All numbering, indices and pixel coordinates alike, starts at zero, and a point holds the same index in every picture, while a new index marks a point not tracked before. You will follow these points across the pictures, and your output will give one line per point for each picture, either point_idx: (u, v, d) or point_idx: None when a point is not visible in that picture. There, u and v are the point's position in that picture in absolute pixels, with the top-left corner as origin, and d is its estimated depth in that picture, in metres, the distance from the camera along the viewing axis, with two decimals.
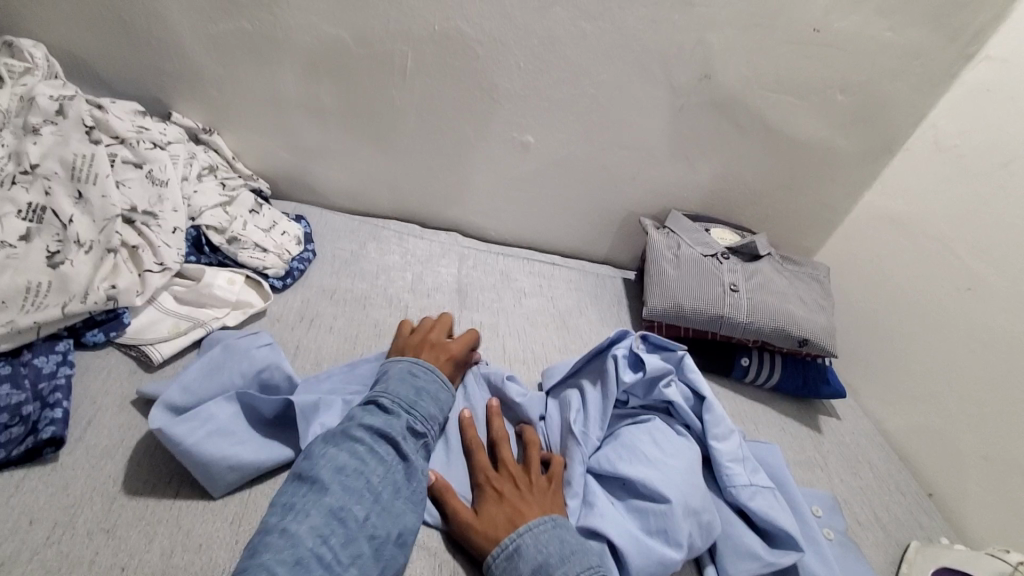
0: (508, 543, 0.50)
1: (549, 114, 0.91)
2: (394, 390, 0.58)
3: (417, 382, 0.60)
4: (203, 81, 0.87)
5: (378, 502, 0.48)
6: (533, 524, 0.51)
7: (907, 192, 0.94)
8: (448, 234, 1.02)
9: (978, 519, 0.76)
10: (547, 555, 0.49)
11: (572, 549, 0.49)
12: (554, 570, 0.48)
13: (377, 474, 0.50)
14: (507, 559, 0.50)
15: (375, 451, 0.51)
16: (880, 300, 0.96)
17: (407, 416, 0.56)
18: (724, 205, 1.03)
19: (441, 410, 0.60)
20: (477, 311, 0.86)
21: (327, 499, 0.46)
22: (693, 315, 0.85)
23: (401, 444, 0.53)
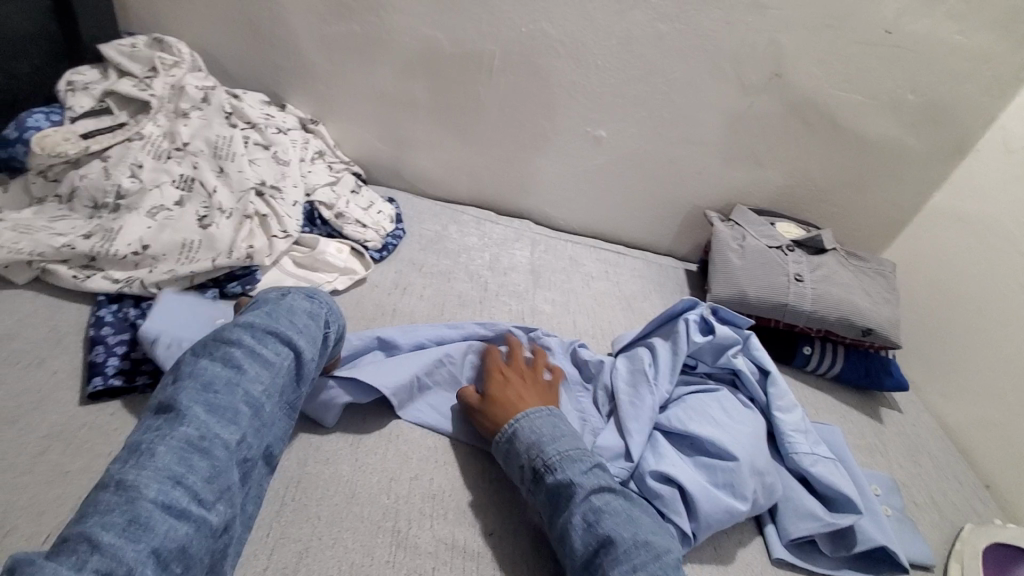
0: (507, 425, 0.59)
1: (621, 111, 0.97)
2: (288, 296, 0.56)
3: (302, 286, 0.59)
4: (312, 76, 0.97)
5: (256, 416, 0.47)
6: (530, 412, 0.59)
7: (978, 192, 0.94)
8: (521, 221, 1.10)
9: None
10: (540, 434, 0.57)
11: (562, 433, 0.58)
12: (545, 447, 0.56)
13: (256, 385, 0.48)
14: (508, 441, 0.58)
15: (255, 369, 0.48)
16: (947, 299, 0.97)
17: (295, 319, 0.54)
18: (788, 201, 1.06)
19: (329, 310, 0.58)
20: (550, 290, 0.93)
21: (188, 427, 0.43)
22: (757, 302, 0.88)
23: (288, 349, 0.51)
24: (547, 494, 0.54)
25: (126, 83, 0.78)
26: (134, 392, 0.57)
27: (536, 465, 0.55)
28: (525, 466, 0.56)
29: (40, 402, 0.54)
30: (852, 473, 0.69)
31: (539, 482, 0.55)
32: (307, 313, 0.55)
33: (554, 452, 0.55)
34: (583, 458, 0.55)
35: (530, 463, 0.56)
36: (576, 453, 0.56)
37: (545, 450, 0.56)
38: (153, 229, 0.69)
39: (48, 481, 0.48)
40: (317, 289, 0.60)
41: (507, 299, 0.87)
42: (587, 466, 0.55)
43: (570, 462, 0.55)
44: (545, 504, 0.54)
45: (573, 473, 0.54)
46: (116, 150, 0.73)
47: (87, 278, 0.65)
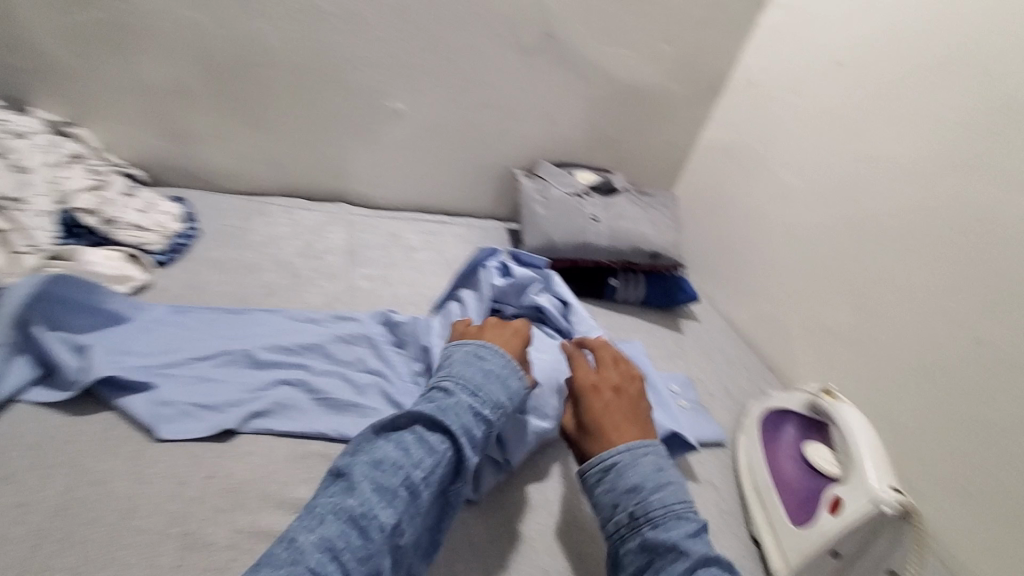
0: (606, 457, 0.55)
1: (413, 81, 0.98)
2: (458, 378, 0.54)
3: (486, 366, 0.56)
4: (54, 71, 0.86)
5: (422, 493, 0.47)
6: (639, 446, 0.56)
7: (732, 124, 1.11)
8: (336, 204, 1.07)
9: (801, 370, 0.96)
10: (644, 479, 0.53)
11: (667, 478, 0.54)
12: (647, 496, 0.52)
13: (418, 471, 0.47)
14: (603, 471, 0.55)
15: (419, 454, 0.48)
16: (723, 218, 1.13)
17: (480, 404, 0.53)
18: (586, 153, 1.15)
19: (503, 389, 0.56)
20: (368, 267, 0.92)
21: (351, 502, 0.45)
22: (564, 246, 0.95)
23: (449, 436, 0.50)
24: (643, 550, 0.50)
25: None
26: None
27: (635, 511, 0.51)
28: (619, 508, 0.52)
29: None
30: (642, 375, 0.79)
31: (634, 530, 0.51)
32: (471, 401, 0.53)
33: (651, 502, 0.51)
34: (684, 513, 0.51)
35: (625, 505, 0.52)
36: (683, 509, 0.52)
37: (646, 501, 0.52)
38: None
39: None
40: (513, 368, 0.58)
41: (320, 282, 0.85)
42: (692, 527, 0.51)
43: (677, 517, 0.51)
44: (636, 557, 0.50)
45: (679, 535, 0.49)
46: None
47: None
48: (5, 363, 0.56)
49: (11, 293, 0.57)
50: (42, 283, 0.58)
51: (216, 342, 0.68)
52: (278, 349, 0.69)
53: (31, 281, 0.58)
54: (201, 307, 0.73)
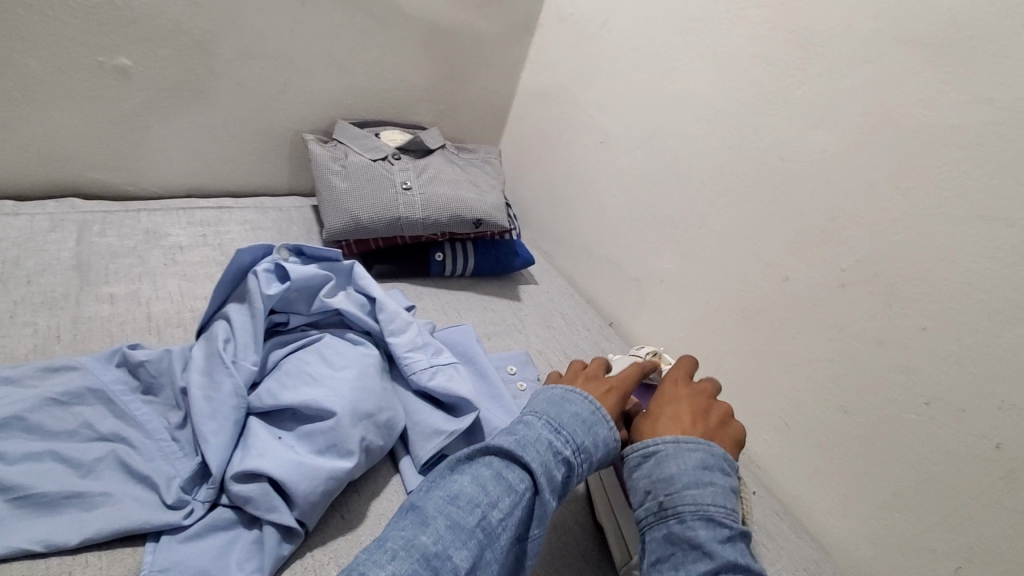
0: (647, 443, 0.47)
1: (132, 26, 0.73)
2: (542, 412, 0.48)
3: (574, 410, 0.49)
4: None
5: (485, 548, 0.39)
6: (682, 438, 0.47)
7: (550, 64, 1.01)
8: (62, 200, 0.80)
9: (637, 323, 0.93)
10: (682, 472, 0.44)
11: (705, 469, 0.44)
12: (675, 487, 0.44)
13: (495, 512, 0.41)
14: (643, 456, 0.47)
15: (496, 491, 0.41)
16: (551, 169, 1.05)
17: (554, 440, 0.45)
18: (394, 107, 0.99)
19: (600, 427, 0.49)
20: (109, 283, 0.70)
21: (424, 538, 0.38)
22: (372, 224, 0.81)
23: (530, 474, 0.43)
24: (665, 542, 0.42)
25: None
26: None
27: (661, 500, 0.43)
28: (650, 494, 0.44)
29: None
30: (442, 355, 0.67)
31: (663, 521, 0.43)
32: (582, 418, 0.48)
33: (683, 498, 0.43)
34: (711, 512, 0.42)
35: (657, 495, 0.44)
36: (716, 513, 0.42)
37: (675, 492, 0.43)
38: None
39: None
40: (602, 416, 0.49)
41: (30, 317, 0.63)
42: (725, 533, 0.41)
43: (710, 518, 0.42)
44: (660, 548, 0.42)
45: (706, 537, 0.41)
46: None
47: None
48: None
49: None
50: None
51: None
52: None
53: None
54: None
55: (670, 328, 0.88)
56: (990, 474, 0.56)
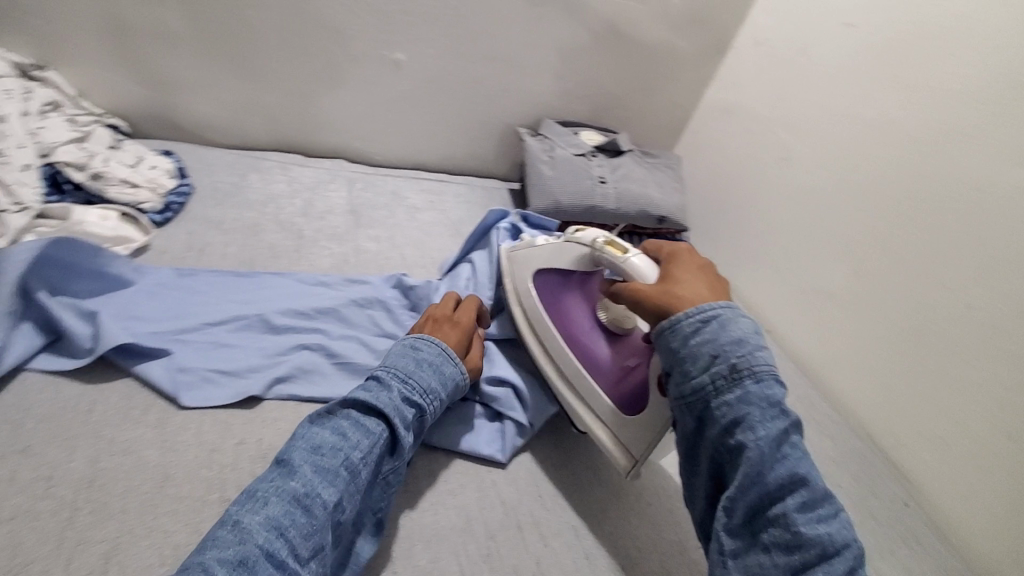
0: (707, 308, 0.52)
1: (415, 29, 0.92)
2: (392, 367, 0.55)
3: (421, 356, 0.57)
4: (17, 7, 0.77)
5: (352, 482, 0.47)
6: (722, 303, 0.53)
7: (738, 84, 1.09)
8: (334, 160, 1.03)
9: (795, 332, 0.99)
10: (745, 335, 0.50)
11: (761, 339, 0.51)
12: (738, 353, 0.49)
13: (358, 452, 0.48)
14: (703, 320, 0.51)
15: (358, 436, 0.49)
16: (723, 181, 1.13)
17: (400, 398, 0.53)
18: (589, 111, 1.13)
19: (444, 387, 0.57)
20: (372, 228, 0.90)
21: (294, 484, 0.44)
22: (570, 208, 0.94)
23: (378, 424, 0.50)
24: (734, 401, 0.48)
25: None
26: None
27: (735, 363, 0.49)
28: (720, 359, 0.49)
29: None
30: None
31: (735, 381, 0.48)
32: (398, 384, 0.53)
33: (754, 358, 0.49)
34: (771, 376, 0.49)
35: (727, 358, 0.49)
36: (777, 371, 0.49)
37: (747, 355, 0.49)
38: None
39: None
40: (447, 356, 0.59)
41: (327, 243, 0.83)
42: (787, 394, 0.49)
43: (774, 378, 0.49)
44: (733, 407, 0.48)
45: (777, 393, 0.48)
46: None
47: None
48: (12, 331, 0.53)
49: (15, 257, 0.53)
50: (46, 247, 0.55)
51: (228, 306, 0.65)
52: (293, 314, 0.67)
53: (32, 243, 0.54)
54: (203, 268, 0.70)
55: (830, 340, 0.93)
56: None
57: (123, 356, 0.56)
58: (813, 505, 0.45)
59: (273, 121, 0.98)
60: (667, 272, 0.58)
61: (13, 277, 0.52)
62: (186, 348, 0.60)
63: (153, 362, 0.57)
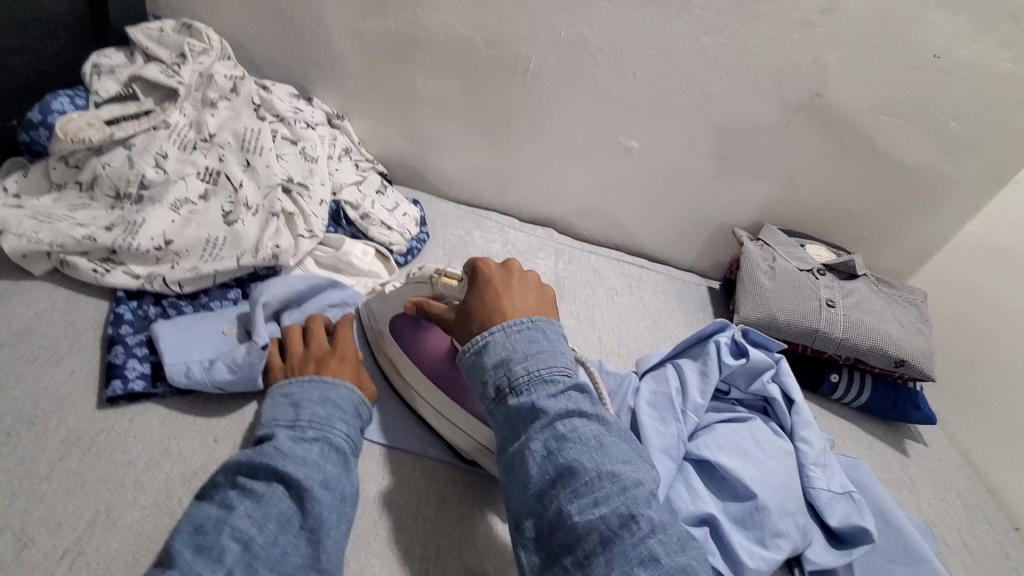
0: (477, 338, 0.51)
1: (655, 121, 0.95)
2: (278, 418, 0.50)
3: (294, 398, 0.52)
4: (340, 70, 0.95)
5: (247, 553, 0.40)
6: (506, 325, 0.51)
7: (1015, 224, 0.93)
8: (545, 230, 1.07)
9: None
10: (512, 353, 0.49)
11: (538, 349, 0.49)
12: (574, 460, 0.43)
13: (244, 519, 0.41)
14: (519, 439, 0.46)
15: (245, 504, 0.42)
16: (978, 329, 0.95)
17: (289, 440, 0.47)
18: (818, 223, 1.04)
19: (340, 416, 0.52)
20: (573, 303, 0.91)
21: (172, 572, 0.38)
22: (786, 327, 0.86)
23: (274, 478, 0.44)
24: (562, 513, 0.42)
25: (153, 69, 0.75)
26: (154, 397, 0.55)
27: (558, 479, 0.44)
28: (541, 475, 0.44)
29: (58, 405, 0.51)
30: (929, 554, 0.63)
31: (501, 402, 0.48)
32: (289, 429, 0.49)
33: (590, 470, 0.43)
34: (556, 379, 0.48)
35: (549, 473, 0.44)
36: (618, 471, 0.43)
37: (575, 466, 0.43)
38: (176, 223, 0.66)
39: (67, 490, 0.46)
40: (322, 382, 0.54)
41: None
42: (627, 485, 0.42)
43: (541, 381, 0.48)
44: (563, 526, 0.42)
45: (607, 499, 0.41)
46: (141, 137, 0.70)
47: (107, 272, 0.62)
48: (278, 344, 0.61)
49: (280, 283, 0.66)
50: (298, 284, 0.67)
51: None
52: None
53: (298, 279, 0.68)
54: None
55: None
56: None
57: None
58: None
59: (500, 184, 1.06)
60: (487, 305, 0.54)
61: (273, 292, 0.64)
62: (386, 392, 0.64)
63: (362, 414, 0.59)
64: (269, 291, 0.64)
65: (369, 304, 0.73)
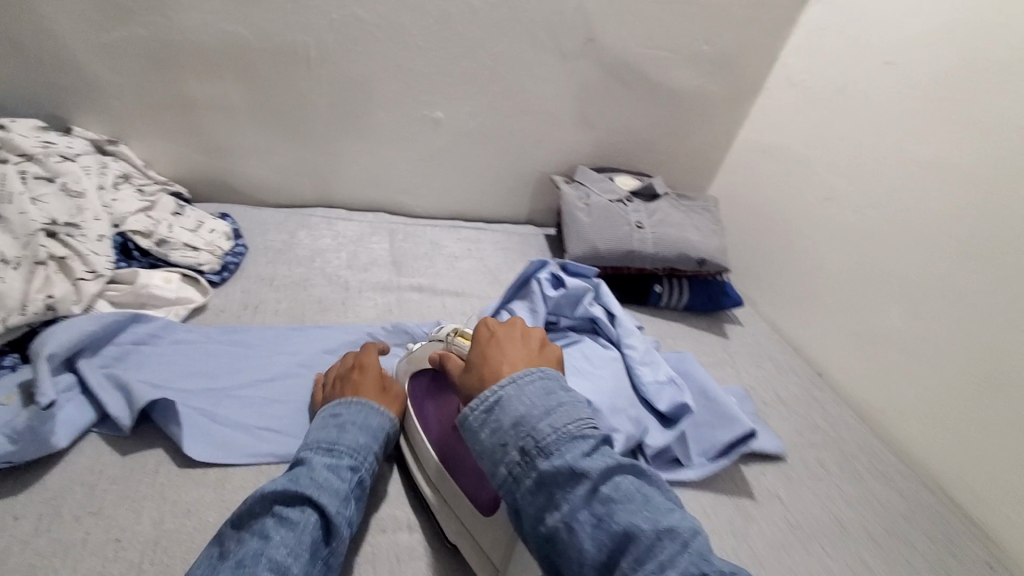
0: (488, 395, 0.48)
1: (453, 89, 0.97)
2: (314, 445, 0.51)
3: (338, 421, 0.54)
4: (97, 90, 0.85)
5: None
6: (517, 375, 0.49)
7: (771, 124, 1.10)
8: (376, 215, 1.07)
9: (845, 375, 0.95)
10: (531, 408, 0.46)
11: (560, 401, 0.46)
12: (538, 425, 0.45)
13: (281, 550, 0.41)
14: (487, 411, 0.47)
15: (281, 532, 0.43)
16: (762, 218, 1.12)
17: (327, 471, 0.49)
18: (623, 156, 1.14)
19: (371, 449, 0.54)
20: (414, 278, 0.92)
21: None
22: (608, 255, 0.95)
23: (314, 505, 0.45)
24: (538, 484, 0.43)
25: None
26: None
27: (526, 446, 0.45)
28: (508, 447, 0.45)
29: None
30: (739, 413, 0.73)
31: (530, 466, 0.44)
32: (325, 462, 0.49)
33: (554, 433, 0.44)
34: (583, 434, 0.44)
35: (517, 441, 0.45)
36: (579, 429, 0.44)
37: (538, 429, 0.45)
38: None
39: None
40: (371, 407, 0.57)
41: (372, 295, 0.86)
42: (592, 444, 0.44)
43: (570, 440, 0.44)
44: (540, 493, 0.43)
45: (573, 458, 0.43)
46: None
47: None
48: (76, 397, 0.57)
49: (68, 327, 0.60)
50: (90, 326, 0.61)
51: (274, 364, 0.68)
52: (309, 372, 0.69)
53: (88, 319, 0.61)
54: (258, 327, 0.74)
55: (887, 385, 0.87)
56: None
57: (164, 415, 0.58)
58: (647, 555, 0.38)
59: (318, 180, 1.03)
60: (484, 353, 0.53)
61: (60, 340, 0.58)
62: (223, 403, 0.62)
63: (193, 435, 0.57)
64: (50, 342, 0.57)
65: (186, 331, 0.69)
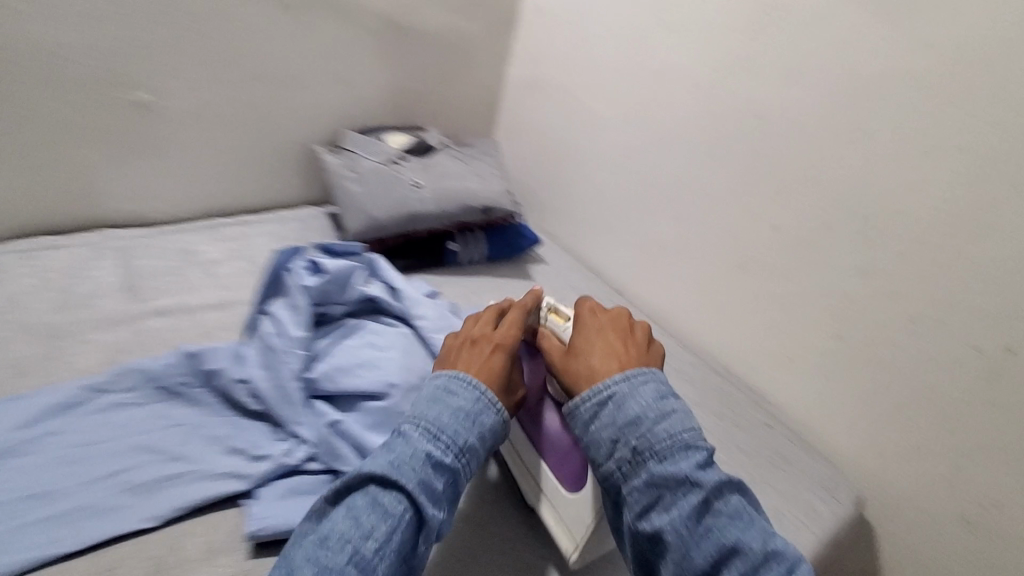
0: (601, 389, 0.51)
1: (154, 61, 0.79)
2: (420, 420, 0.48)
3: (451, 404, 0.50)
4: None
5: None
6: (629, 374, 0.52)
7: (533, 57, 1.09)
8: (100, 233, 0.86)
9: (639, 287, 1.00)
10: (646, 409, 0.49)
11: (673, 407, 0.49)
12: (655, 424, 0.48)
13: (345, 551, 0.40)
14: (600, 403, 0.50)
15: (371, 521, 0.42)
16: (545, 153, 1.12)
17: (427, 446, 0.47)
18: (393, 112, 1.06)
19: (480, 420, 0.50)
20: (158, 299, 0.77)
21: None
22: (389, 222, 0.87)
23: (400, 496, 0.43)
24: (648, 485, 0.45)
25: None
26: None
27: (637, 446, 0.47)
28: (620, 444, 0.48)
29: None
30: None
31: (639, 466, 0.46)
32: (425, 434, 0.47)
33: (676, 427, 0.47)
34: (695, 444, 0.47)
35: (628, 441, 0.47)
36: (691, 437, 0.47)
37: (653, 431, 0.47)
38: None
39: None
40: (487, 401, 0.51)
41: (97, 335, 0.69)
42: (701, 455, 0.46)
43: (683, 447, 0.46)
44: (644, 495, 0.45)
45: (688, 465, 0.45)
46: None
47: None
48: None
49: None
50: None
51: None
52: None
53: None
54: None
55: (671, 288, 0.94)
56: (978, 372, 0.62)
57: None
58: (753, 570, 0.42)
59: None
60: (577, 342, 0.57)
61: None
62: None
63: None
64: None
65: None
